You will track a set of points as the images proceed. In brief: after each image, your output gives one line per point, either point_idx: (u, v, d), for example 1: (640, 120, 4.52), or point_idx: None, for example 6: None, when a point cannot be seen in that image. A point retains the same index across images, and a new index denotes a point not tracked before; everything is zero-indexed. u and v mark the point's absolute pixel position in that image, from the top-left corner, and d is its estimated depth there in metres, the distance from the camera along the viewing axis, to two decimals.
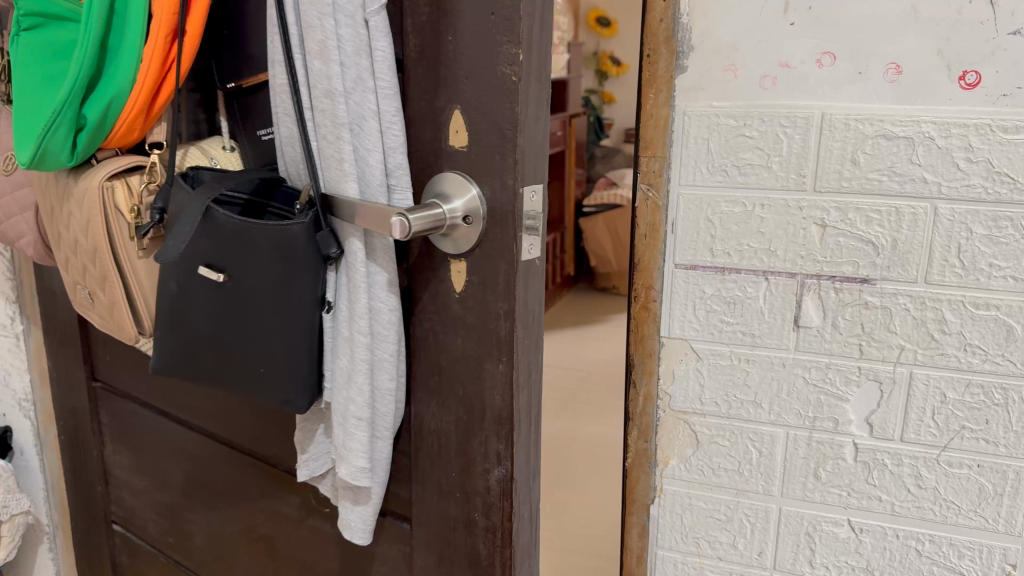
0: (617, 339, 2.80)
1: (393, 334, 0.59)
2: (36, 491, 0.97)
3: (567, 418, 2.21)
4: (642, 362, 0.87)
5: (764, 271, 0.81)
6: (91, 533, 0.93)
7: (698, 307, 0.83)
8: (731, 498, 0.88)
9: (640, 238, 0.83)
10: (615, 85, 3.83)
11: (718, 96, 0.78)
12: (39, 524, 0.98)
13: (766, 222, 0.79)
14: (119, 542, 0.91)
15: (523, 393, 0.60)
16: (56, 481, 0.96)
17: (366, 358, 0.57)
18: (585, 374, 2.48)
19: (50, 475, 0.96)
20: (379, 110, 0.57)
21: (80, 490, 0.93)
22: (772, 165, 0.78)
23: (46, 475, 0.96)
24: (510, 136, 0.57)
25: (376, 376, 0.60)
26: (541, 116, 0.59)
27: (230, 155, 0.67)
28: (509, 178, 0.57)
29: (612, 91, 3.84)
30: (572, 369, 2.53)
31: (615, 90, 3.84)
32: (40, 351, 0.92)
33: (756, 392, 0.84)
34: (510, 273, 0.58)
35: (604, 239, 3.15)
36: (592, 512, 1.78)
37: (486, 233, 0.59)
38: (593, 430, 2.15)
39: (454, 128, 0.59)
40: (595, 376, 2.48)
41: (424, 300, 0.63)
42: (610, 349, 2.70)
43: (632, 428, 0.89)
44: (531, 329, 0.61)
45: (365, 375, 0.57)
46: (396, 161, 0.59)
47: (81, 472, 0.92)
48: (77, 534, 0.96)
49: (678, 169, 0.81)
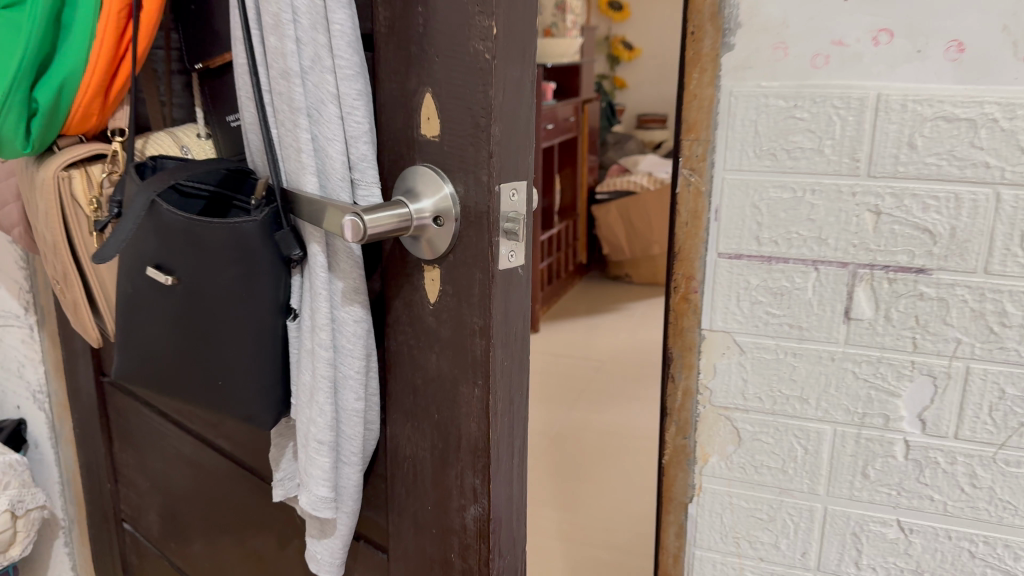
0: (640, 323, 2.77)
1: (360, 351, 0.57)
2: (50, 484, 0.97)
3: (584, 408, 2.16)
4: (682, 355, 0.93)
5: (814, 260, 0.85)
6: (104, 530, 0.93)
7: (743, 298, 0.88)
8: (775, 496, 0.93)
9: (682, 224, 0.88)
10: (627, 70, 3.83)
11: (767, 76, 0.82)
12: (54, 518, 0.98)
13: (818, 209, 0.83)
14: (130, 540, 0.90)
15: (503, 417, 0.56)
16: (71, 476, 0.96)
17: (327, 375, 0.55)
18: (598, 363, 2.44)
19: (66, 469, 0.96)
20: (338, 92, 0.54)
21: (93, 487, 0.92)
22: (818, 146, 0.81)
23: (62, 469, 0.96)
24: (483, 124, 0.51)
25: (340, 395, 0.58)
26: (525, 101, 0.53)
27: (205, 142, 0.65)
28: (483, 173, 0.52)
29: (623, 75, 3.86)
30: (582, 359, 2.48)
31: (627, 75, 3.86)
32: (54, 341, 0.91)
33: (802, 388, 0.89)
34: (485, 282, 0.54)
35: (616, 226, 3.06)
36: (608, 501, 1.74)
37: (460, 235, 0.54)
38: (607, 419, 2.10)
39: (425, 115, 0.54)
40: (608, 364, 2.44)
41: (398, 309, 0.59)
42: (625, 337, 2.66)
43: (671, 424, 0.95)
44: (513, 350, 0.56)
45: (326, 395, 0.56)
46: (361, 152, 0.55)
47: (93, 468, 0.91)
48: (92, 531, 0.95)
49: (723, 152, 0.85)
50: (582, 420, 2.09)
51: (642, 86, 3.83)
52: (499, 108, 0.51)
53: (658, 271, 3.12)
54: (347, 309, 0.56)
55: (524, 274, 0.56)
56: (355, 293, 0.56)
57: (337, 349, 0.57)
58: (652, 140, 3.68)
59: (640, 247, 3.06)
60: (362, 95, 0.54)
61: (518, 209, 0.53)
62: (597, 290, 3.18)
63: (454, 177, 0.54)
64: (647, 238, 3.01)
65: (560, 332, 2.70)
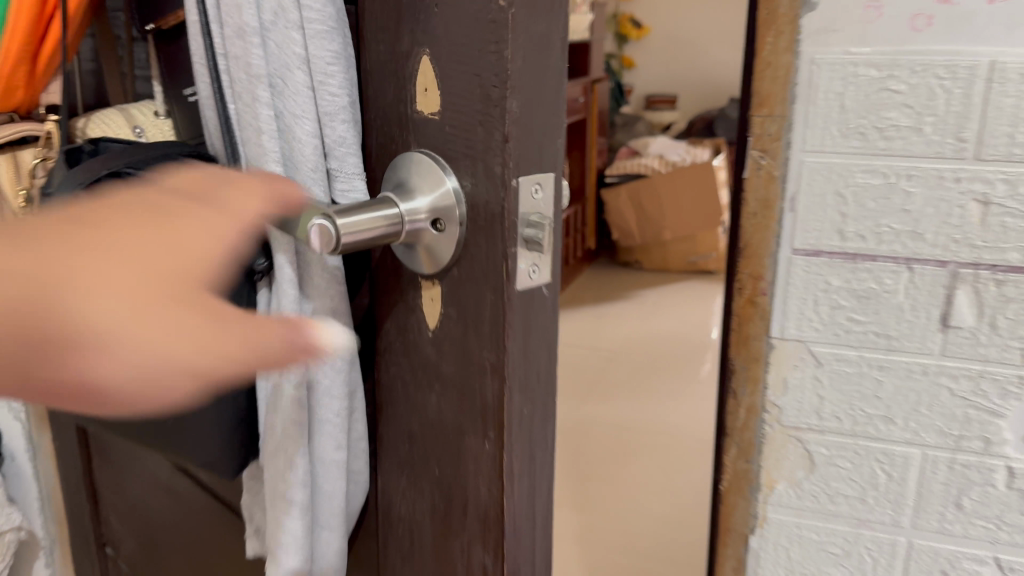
0: (643, 309, 2.95)
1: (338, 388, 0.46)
2: (28, 501, 0.91)
3: (592, 402, 2.25)
4: (747, 368, 0.95)
5: (907, 259, 0.86)
6: (86, 549, 0.84)
7: (823, 302, 0.90)
8: (853, 529, 0.96)
9: (751, 214, 0.90)
10: (636, 48, 3.99)
11: (856, 43, 0.82)
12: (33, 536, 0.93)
13: (913, 198, 0.84)
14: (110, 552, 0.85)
15: (523, 482, 0.43)
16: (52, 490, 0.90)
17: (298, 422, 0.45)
18: (608, 355, 2.54)
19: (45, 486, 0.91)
20: (307, 54, 0.41)
21: (74, 503, 0.83)
22: (913, 122, 0.82)
23: (41, 482, 0.89)
24: (496, 96, 0.38)
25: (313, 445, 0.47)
26: (554, 65, 0.39)
27: (164, 122, 0.54)
28: (495, 163, 0.38)
29: (630, 53, 4.00)
30: (589, 348, 2.63)
31: (636, 53, 4.00)
32: None
33: (889, 407, 0.90)
34: (496, 306, 0.41)
35: (627, 211, 3.15)
36: (624, 506, 1.76)
37: (466, 243, 0.41)
38: (618, 412, 2.20)
39: (422, 86, 0.41)
40: (619, 354, 2.58)
41: (390, 335, 0.47)
42: (628, 326, 2.80)
43: (732, 445, 0.99)
44: (534, 397, 0.43)
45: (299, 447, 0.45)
46: (339, 134, 0.42)
47: (73, 483, 0.82)
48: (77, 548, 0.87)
49: (803, 134, 0.86)
50: (594, 415, 2.17)
51: (649, 64, 3.99)
52: (519, 76, 0.37)
53: (667, 258, 3.26)
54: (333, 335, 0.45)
55: (551, 298, 0.43)
56: (334, 317, 0.45)
57: (313, 387, 0.46)
58: (662, 122, 3.83)
59: (650, 231, 3.16)
60: (338, 60, 0.42)
61: (544, 211, 0.40)
62: (603, 275, 3.30)
63: (461, 165, 0.40)
64: (659, 223, 3.11)
65: (573, 322, 2.83)
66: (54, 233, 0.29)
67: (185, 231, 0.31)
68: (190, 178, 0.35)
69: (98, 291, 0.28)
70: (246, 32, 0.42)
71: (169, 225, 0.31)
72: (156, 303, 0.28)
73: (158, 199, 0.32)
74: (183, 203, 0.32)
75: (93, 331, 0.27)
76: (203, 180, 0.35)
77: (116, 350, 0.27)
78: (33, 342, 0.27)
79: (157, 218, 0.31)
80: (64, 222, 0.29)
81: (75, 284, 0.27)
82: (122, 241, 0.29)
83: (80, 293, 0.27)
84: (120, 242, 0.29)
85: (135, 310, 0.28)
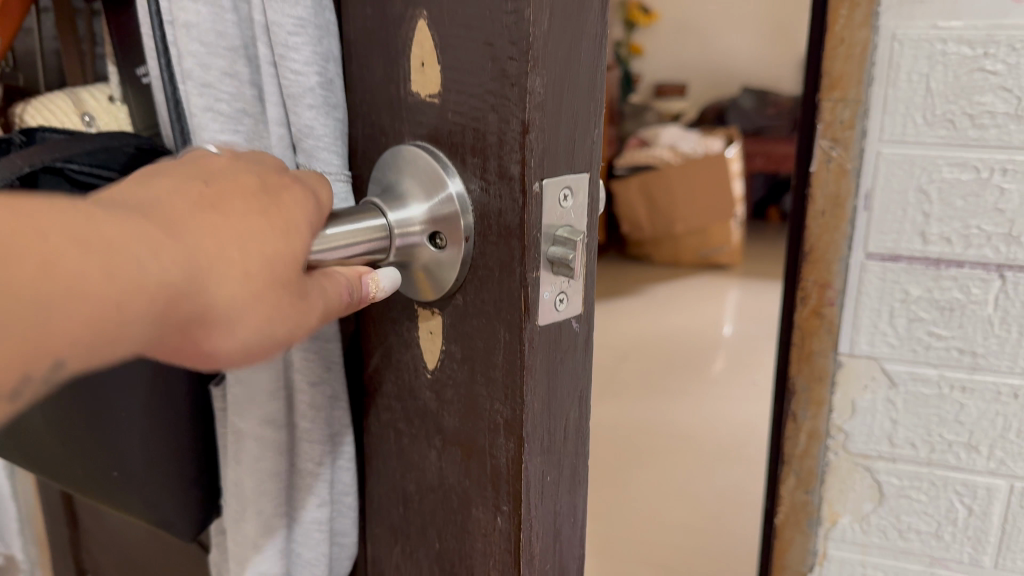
0: (655, 304, 3.42)
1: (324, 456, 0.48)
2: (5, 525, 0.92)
3: (611, 399, 2.53)
4: (809, 389, 0.90)
5: (997, 266, 0.81)
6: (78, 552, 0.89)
7: (901, 316, 0.85)
8: (924, 567, 0.92)
9: (820, 214, 0.84)
10: (643, 38, 4.73)
11: (945, 15, 0.76)
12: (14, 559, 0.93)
13: (1007, 194, 0.79)
14: (102, 553, 0.86)
15: (545, 564, 0.36)
16: (32, 512, 0.92)
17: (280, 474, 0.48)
18: (621, 355, 2.86)
19: (24, 505, 0.92)
20: (271, 20, 0.38)
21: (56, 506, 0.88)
22: (1011, 108, 0.77)
23: (20, 503, 0.92)
24: (514, 74, 0.29)
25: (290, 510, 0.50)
26: (590, 27, 0.30)
27: (117, 107, 0.60)
28: (513, 163, 0.30)
29: (640, 41, 4.74)
30: (611, 347, 2.96)
31: (644, 41, 4.75)
32: None
33: (970, 433, 0.86)
34: (511, 349, 0.32)
35: (637, 203, 3.71)
36: (638, 509, 1.98)
37: (476, 260, 0.33)
38: (635, 413, 2.45)
39: (419, 59, 0.33)
40: (631, 354, 2.91)
41: (384, 374, 0.40)
42: (640, 324, 3.20)
43: (791, 475, 0.95)
44: (559, 459, 0.35)
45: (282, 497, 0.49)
46: (305, 121, 0.39)
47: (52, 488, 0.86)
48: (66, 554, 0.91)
49: (880, 119, 0.80)
50: (613, 416, 2.43)
51: (656, 53, 4.74)
52: (546, 47, 0.28)
53: (679, 252, 3.83)
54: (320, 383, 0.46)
55: (584, 340, 0.35)
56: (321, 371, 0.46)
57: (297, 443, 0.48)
58: (670, 111, 4.55)
59: (662, 227, 3.74)
60: (325, 31, 0.38)
61: (574, 223, 0.31)
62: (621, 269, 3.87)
63: (474, 158, 0.31)
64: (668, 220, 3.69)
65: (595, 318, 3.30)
66: (183, 205, 0.31)
67: (290, 208, 0.33)
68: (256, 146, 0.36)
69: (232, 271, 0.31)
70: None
71: (271, 200, 0.33)
72: (277, 289, 0.32)
73: (254, 167, 0.34)
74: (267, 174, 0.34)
75: (222, 306, 0.30)
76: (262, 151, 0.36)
77: (238, 328, 0.31)
78: (175, 319, 0.30)
79: (262, 191, 0.33)
80: (190, 197, 0.31)
81: (212, 267, 0.30)
82: (243, 219, 0.32)
83: (219, 274, 0.30)
84: (243, 226, 0.31)
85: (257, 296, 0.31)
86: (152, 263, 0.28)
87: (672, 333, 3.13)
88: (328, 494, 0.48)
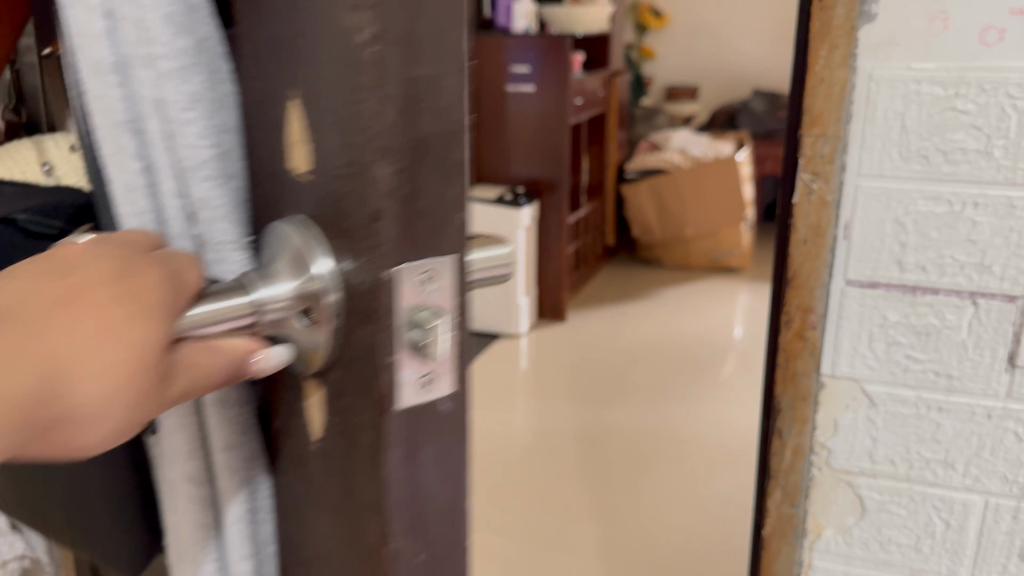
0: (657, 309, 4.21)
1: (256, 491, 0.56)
2: None
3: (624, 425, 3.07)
4: (795, 409, 1.10)
5: (965, 294, 1.00)
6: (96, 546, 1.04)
7: (885, 343, 1.04)
8: (910, 564, 1.12)
9: (804, 241, 1.03)
10: None
11: (916, 60, 0.95)
12: (40, 562, 1.01)
13: (973, 228, 0.98)
14: None
15: None
16: None
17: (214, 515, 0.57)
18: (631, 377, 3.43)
19: None
20: (165, 98, 0.49)
21: None
22: (978, 144, 0.95)
23: None
24: (370, 159, 0.38)
25: (215, 549, 0.58)
26: (430, 130, 0.40)
27: None
28: (367, 246, 0.40)
29: None
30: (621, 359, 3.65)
31: None
32: None
33: (944, 448, 1.05)
34: (374, 445, 0.43)
35: None
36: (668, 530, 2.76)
37: (343, 340, 0.42)
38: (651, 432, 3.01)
39: (299, 145, 0.42)
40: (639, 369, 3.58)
41: (291, 435, 0.51)
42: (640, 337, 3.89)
43: (782, 482, 1.14)
44: (425, 535, 0.46)
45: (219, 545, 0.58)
46: (200, 191, 0.49)
47: None
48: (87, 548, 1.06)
49: (864, 155, 0.99)
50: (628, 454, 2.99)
51: None
52: (383, 142, 0.38)
53: None
54: (234, 435, 0.55)
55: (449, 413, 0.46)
56: (237, 422, 0.55)
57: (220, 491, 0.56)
58: None
59: None
60: (220, 103, 0.49)
61: (437, 304, 0.42)
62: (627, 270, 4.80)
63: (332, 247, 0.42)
64: None
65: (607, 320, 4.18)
66: (43, 309, 0.39)
67: (148, 287, 0.42)
68: (129, 242, 0.45)
69: (91, 372, 0.39)
70: (108, 74, 0.51)
71: (124, 291, 0.41)
72: (130, 381, 0.40)
73: (101, 256, 0.43)
74: (119, 271, 0.42)
75: (82, 401, 0.39)
76: (138, 243, 0.45)
77: (93, 420, 0.40)
78: (39, 418, 0.38)
79: (120, 274, 0.42)
80: (46, 300, 0.39)
81: (72, 372, 0.39)
82: (92, 323, 0.40)
83: (76, 378, 0.39)
84: (90, 334, 0.39)
85: (111, 388, 0.40)
86: (15, 379, 0.37)
87: (681, 334, 4.42)
88: (249, 544, 0.56)
